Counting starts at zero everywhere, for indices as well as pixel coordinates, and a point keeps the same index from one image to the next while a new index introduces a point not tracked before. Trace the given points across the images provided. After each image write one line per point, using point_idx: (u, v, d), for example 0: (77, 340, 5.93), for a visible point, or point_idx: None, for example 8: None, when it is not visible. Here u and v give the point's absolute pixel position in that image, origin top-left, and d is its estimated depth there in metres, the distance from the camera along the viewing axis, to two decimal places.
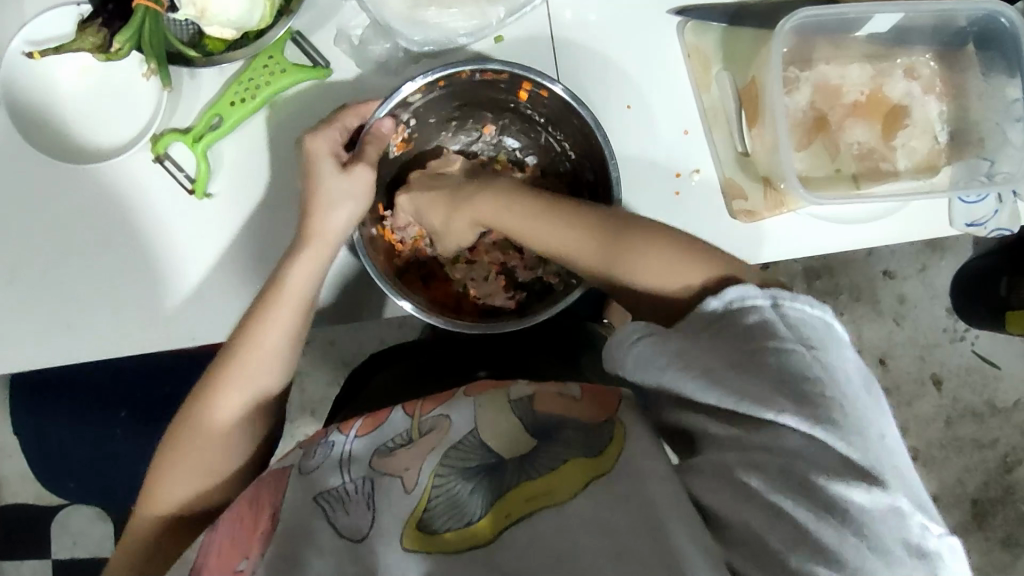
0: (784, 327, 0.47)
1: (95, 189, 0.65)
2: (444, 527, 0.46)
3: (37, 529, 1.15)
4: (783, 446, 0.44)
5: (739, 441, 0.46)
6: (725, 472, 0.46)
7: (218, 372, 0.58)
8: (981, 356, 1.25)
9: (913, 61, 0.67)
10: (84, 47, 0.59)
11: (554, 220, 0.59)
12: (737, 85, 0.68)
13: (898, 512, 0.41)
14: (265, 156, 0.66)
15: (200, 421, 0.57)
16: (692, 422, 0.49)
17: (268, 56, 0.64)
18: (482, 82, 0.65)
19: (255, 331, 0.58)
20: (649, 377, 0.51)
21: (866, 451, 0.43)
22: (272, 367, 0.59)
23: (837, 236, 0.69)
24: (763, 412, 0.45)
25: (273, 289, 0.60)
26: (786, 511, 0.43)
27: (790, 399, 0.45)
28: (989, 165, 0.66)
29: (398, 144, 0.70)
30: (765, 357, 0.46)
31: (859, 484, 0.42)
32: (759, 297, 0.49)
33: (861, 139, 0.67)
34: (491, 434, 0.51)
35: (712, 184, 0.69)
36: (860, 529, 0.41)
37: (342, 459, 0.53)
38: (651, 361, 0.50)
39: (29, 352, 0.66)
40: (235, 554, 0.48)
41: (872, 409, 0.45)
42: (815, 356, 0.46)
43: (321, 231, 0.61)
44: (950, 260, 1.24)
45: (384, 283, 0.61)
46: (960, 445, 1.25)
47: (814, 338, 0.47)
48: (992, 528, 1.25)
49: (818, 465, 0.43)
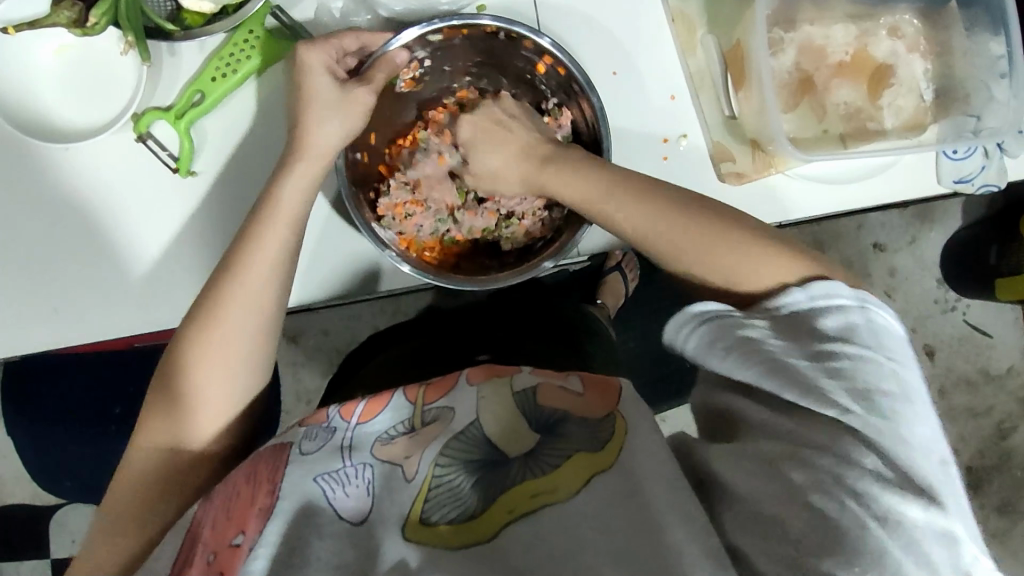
0: (866, 333, 0.50)
1: (80, 172, 0.64)
2: (443, 518, 0.46)
3: (33, 529, 1.15)
4: (855, 449, 0.46)
5: (791, 437, 0.48)
6: (770, 463, 0.48)
7: (205, 312, 0.56)
8: (973, 326, 1.26)
9: (897, 20, 0.67)
10: (60, 22, 0.57)
11: (633, 194, 0.60)
12: (722, 48, 0.66)
13: (947, 534, 0.44)
14: (249, 132, 0.66)
15: (194, 361, 0.55)
16: (731, 402, 0.53)
17: (249, 30, 0.63)
18: (503, 44, 0.65)
19: (240, 273, 0.57)
20: (710, 356, 0.54)
21: (908, 452, 0.46)
22: (262, 303, 0.57)
23: (830, 195, 0.69)
24: (821, 409, 0.48)
25: (267, 205, 0.59)
26: (834, 511, 0.44)
27: (855, 396, 0.48)
28: (975, 122, 0.66)
29: (407, 81, 0.69)
30: (837, 359, 0.49)
31: (919, 502, 0.44)
32: (845, 297, 0.52)
33: (848, 99, 0.67)
34: (491, 420, 0.51)
35: (700, 146, 0.70)
36: (893, 532, 0.43)
37: (343, 445, 0.52)
38: (708, 350, 0.55)
39: (18, 340, 0.66)
40: (232, 529, 0.47)
41: (937, 434, 0.47)
42: (894, 368, 0.49)
43: (312, 145, 0.61)
44: (940, 230, 1.24)
45: (389, 252, 0.63)
46: (955, 414, 1.26)
47: (885, 348, 0.49)
48: (988, 495, 1.26)
49: (862, 464, 0.46)
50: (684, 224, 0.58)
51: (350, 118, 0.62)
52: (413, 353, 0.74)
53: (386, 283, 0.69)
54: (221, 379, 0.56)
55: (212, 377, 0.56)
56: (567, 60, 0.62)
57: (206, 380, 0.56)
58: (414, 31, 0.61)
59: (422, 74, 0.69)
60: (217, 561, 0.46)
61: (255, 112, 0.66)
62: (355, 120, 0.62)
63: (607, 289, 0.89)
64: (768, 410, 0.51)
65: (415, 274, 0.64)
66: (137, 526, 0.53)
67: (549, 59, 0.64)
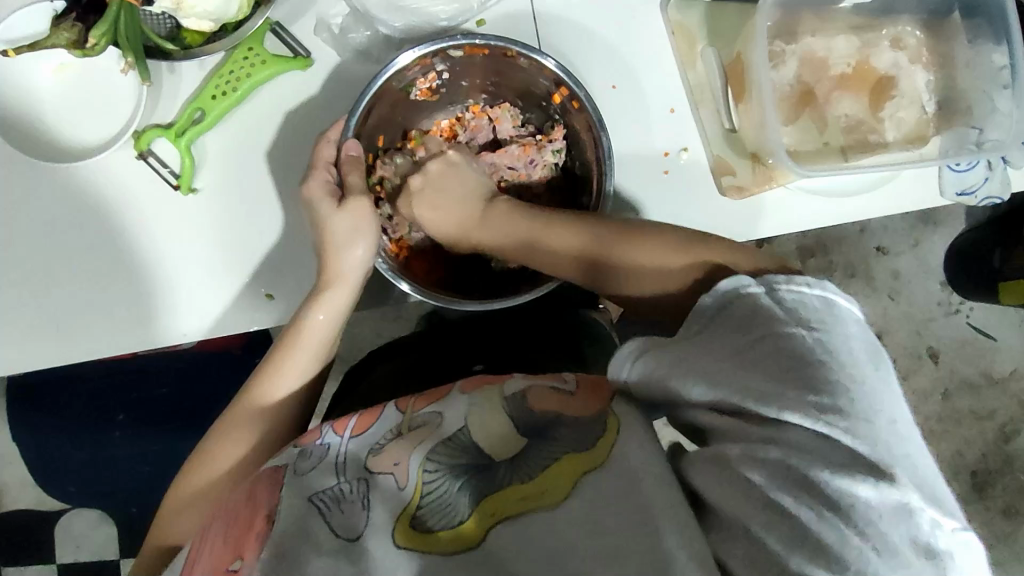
0: (813, 308, 0.45)
1: (82, 188, 0.65)
2: (434, 526, 0.46)
3: (39, 534, 1.15)
4: (800, 444, 0.42)
5: (741, 438, 0.44)
6: (731, 465, 0.44)
7: (272, 364, 0.61)
8: (976, 329, 1.25)
9: (899, 31, 0.67)
10: (59, 43, 0.57)
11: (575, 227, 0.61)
12: (723, 60, 0.66)
13: (901, 506, 0.39)
14: (250, 150, 0.66)
15: (255, 407, 0.60)
16: (682, 408, 0.48)
17: (249, 48, 0.63)
18: (517, 68, 0.64)
19: (297, 329, 0.61)
20: (649, 390, 0.49)
21: (857, 440, 0.41)
22: (314, 359, 0.62)
23: (830, 208, 0.69)
24: (778, 411, 0.43)
25: (294, 327, 0.61)
26: (796, 510, 0.41)
27: (766, 398, 0.43)
28: (978, 134, 0.66)
29: (423, 91, 0.68)
30: (775, 342, 0.45)
31: (867, 483, 0.40)
32: (805, 283, 0.46)
33: (849, 111, 0.66)
34: (480, 431, 0.51)
35: (700, 162, 0.69)
36: (848, 517, 0.40)
37: (337, 462, 0.51)
38: (653, 375, 0.48)
39: (22, 354, 0.66)
40: (228, 554, 0.48)
41: (903, 444, 0.41)
42: (822, 339, 0.44)
43: (338, 274, 0.61)
44: (944, 233, 1.24)
45: (390, 271, 0.61)
46: (958, 417, 1.26)
47: (816, 320, 0.45)
48: (991, 499, 1.26)
49: (814, 460, 0.42)
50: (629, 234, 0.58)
51: (349, 142, 0.61)
52: (414, 367, 0.74)
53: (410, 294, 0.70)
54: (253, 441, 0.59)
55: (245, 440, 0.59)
56: (580, 95, 0.61)
57: (240, 442, 0.58)
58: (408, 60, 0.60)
59: (439, 85, 0.69)
60: None
61: (256, 129, 0.66)
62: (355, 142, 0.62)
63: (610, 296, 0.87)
64: (732, 420, 0.45)
65: (416, 293, 0.61)
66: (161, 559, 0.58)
67: (564, 91, 0.63)
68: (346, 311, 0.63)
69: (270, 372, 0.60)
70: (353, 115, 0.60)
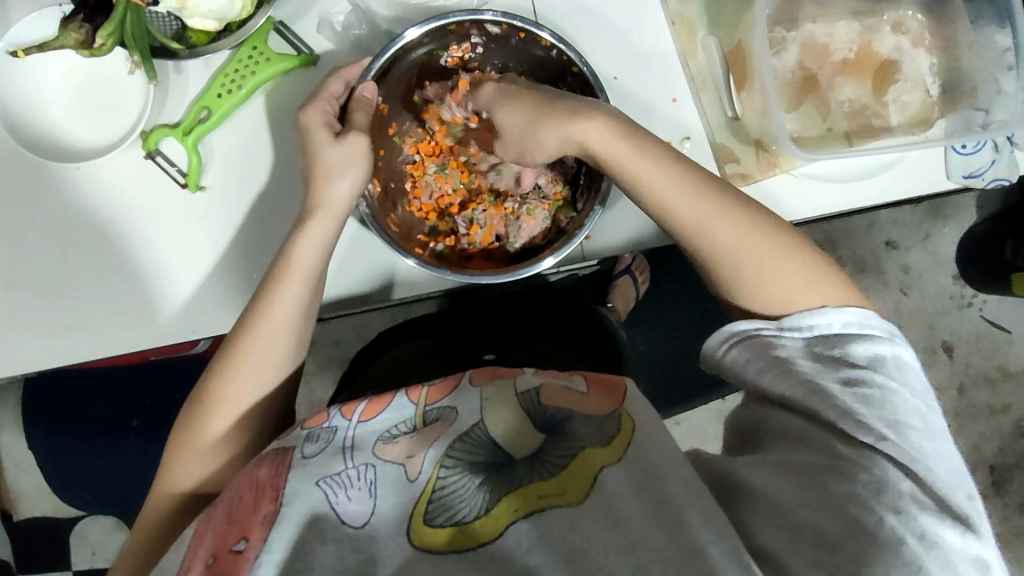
0: (891, 364, 0.50)
1: (93, 188, 0.66)
2: (462, 518, 0.45)
3: (54, 543, 1.16)
4: (882, 466, 0.47)
5: (827, 449, 0.48)
6: (807, 473, 0.47)
7: (266, 293, 0.59)
8: (991, 322, 1.24)
9: (900, 15, 0.67)
10: (69, 43, 0.59)
11: (665, 171, 0.57)
12: (723, 48, 0.66)
13: (976, 560, 0.44)
14: (261, 139, 0.67)
15: (249, 337, 0.58)
16: (768, 415, 0.53)
17: (253, 46, 0.64)
18: (554, 60, 0.67)
19: (290, 256, 0.60)
20: (738, 373, 0.55)
21: (943, 486, 0.46)
22: (305, 287, 0.59)
23: (838, 194, 0.69)
24: (860, 433, 0.48)
25: (283, 262, 0.60)
26: (869, 522, 0.44)
27: (863, 423, 0.48)
28: (983, 116, 0.65)
29: (453, 60, 0.69)
30: (863, 386, 0.49)
31: (952, 525, 0.44)
32: (878, 329, 0.52)
33: (852, 96, 0.66)
34: (500, 427, 0.49)
35: (705, 150, 0.69)
36: (931, 550, 0.43)
37: (346, 447, 0.51)
38: (745, 368, 0.54)
39: (35, 356, 0.67)
40: (234, 534, 0.47)
41: (973, 512, 0.46)
42: (918, 403, 0.49)
43: (324, 201, 0.61)
44: (954, 226, 1.22)
45: (391, 244, 0.62)
46: (973, 412, 1.24)
47: (912, 384, 0.50)
48: (1011, 493, 1.24)
49: (898, 483, 0.46)
50: (732, 215, 0.56)
51: (366, 83, 0.63)
52: (422, 352, 0.74)
53: (397, 292, 0.69)
54: (262, 378, 0.58)
55: (259, 367, 0.57)
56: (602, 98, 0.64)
57: (257, 366, 0.57)
58: (402, 39, 0.63)
59: (472, 58, 0.70)
60: (217, 564, 0.46)
61: (261, 125, 0.67)
62: (372, 84, 0.63)
63: (617, 292, 0.90)
64: (803, 421, 0.50)
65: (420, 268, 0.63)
66: (177, 517, 0.56)
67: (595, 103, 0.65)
68: (332, 245, 0.62)
69: (265, 311, 0.58)
70: (378, 58, 0.63)
